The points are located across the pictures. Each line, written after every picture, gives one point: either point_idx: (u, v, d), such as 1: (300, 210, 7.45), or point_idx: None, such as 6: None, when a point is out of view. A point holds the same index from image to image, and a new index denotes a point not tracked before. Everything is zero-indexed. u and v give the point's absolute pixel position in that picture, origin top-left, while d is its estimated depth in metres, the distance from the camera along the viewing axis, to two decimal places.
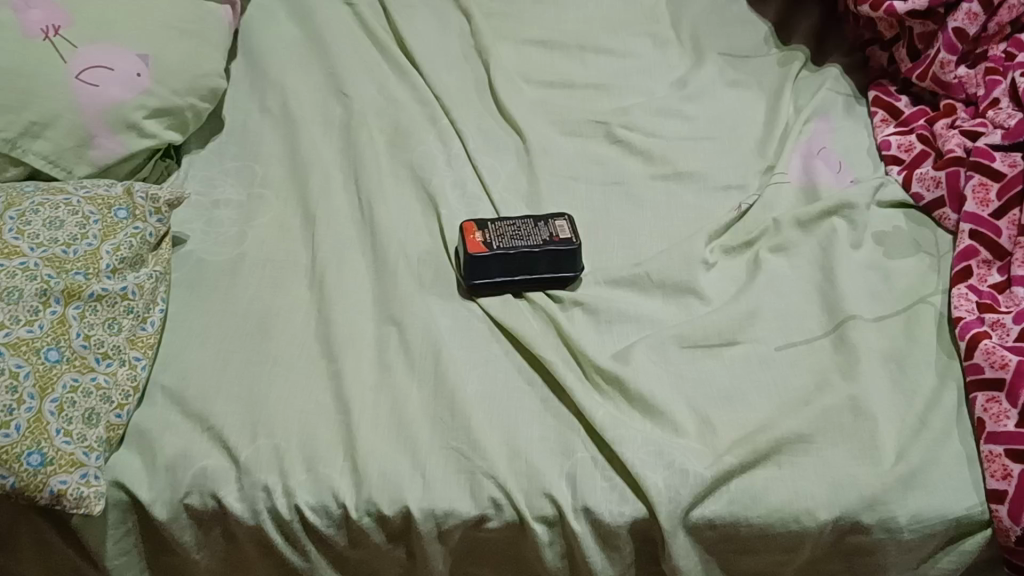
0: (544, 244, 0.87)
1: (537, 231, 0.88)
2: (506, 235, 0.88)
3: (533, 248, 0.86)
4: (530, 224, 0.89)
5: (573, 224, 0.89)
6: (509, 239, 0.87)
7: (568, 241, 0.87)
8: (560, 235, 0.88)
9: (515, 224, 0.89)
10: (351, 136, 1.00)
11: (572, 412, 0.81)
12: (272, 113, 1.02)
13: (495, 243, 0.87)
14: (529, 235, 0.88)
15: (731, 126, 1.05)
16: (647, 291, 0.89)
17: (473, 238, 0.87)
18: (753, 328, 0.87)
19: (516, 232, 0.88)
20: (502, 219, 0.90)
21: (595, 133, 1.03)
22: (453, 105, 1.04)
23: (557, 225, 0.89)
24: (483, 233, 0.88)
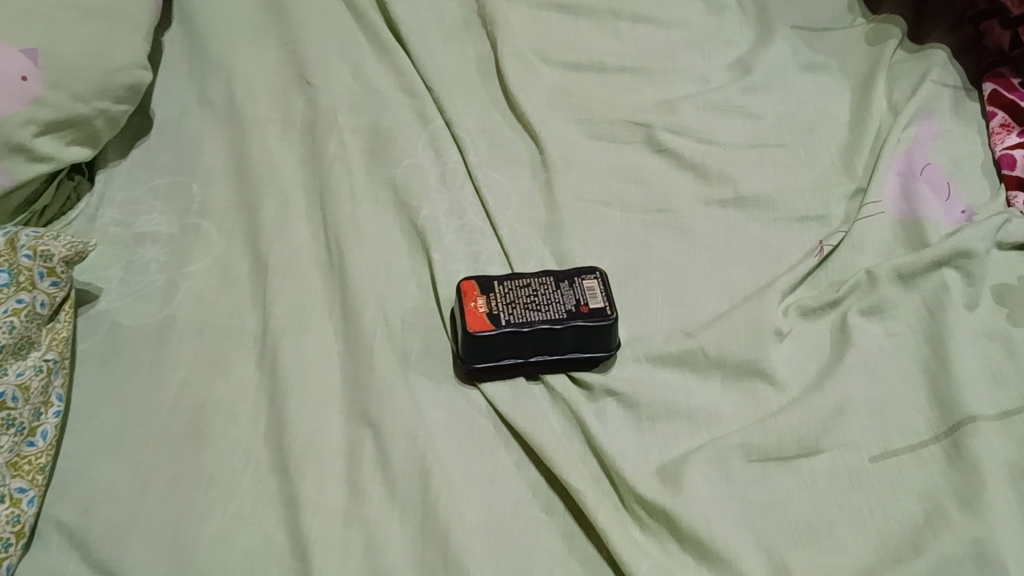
0: (569, 318, 0.65)
1: (560, 297, 0.67)
2: (518, 303, 0.66)
3: (554, 325, 0.65)
4: (551, 285, 0.68)
5: (607, 286, 0.68)
6: (523, 312, 0.66)
7: (601, 314, 0.66)
8: (590, 304, 0.66)
9: (531, 287, 0.67)
10: (317, 142, 0.77)
11: (604, 556, 0.60)
12: (216, 108, 0.80)
13: (503, 317, 0.65)
14: (549, 303, 0.67)
15: (807, 128, 0.82)
16: (702, 373, 0.68)
17: (475, 308, 0.66)
18: (841, 430, 0.66)
19: (532, 299, 0.67)
20: (514, 276, 0.68)
21: (633, 137, 0.80)
22: (451, 99, 0.81)
23: (587, 288, 0.67)
24: (487, 299, 0.66)
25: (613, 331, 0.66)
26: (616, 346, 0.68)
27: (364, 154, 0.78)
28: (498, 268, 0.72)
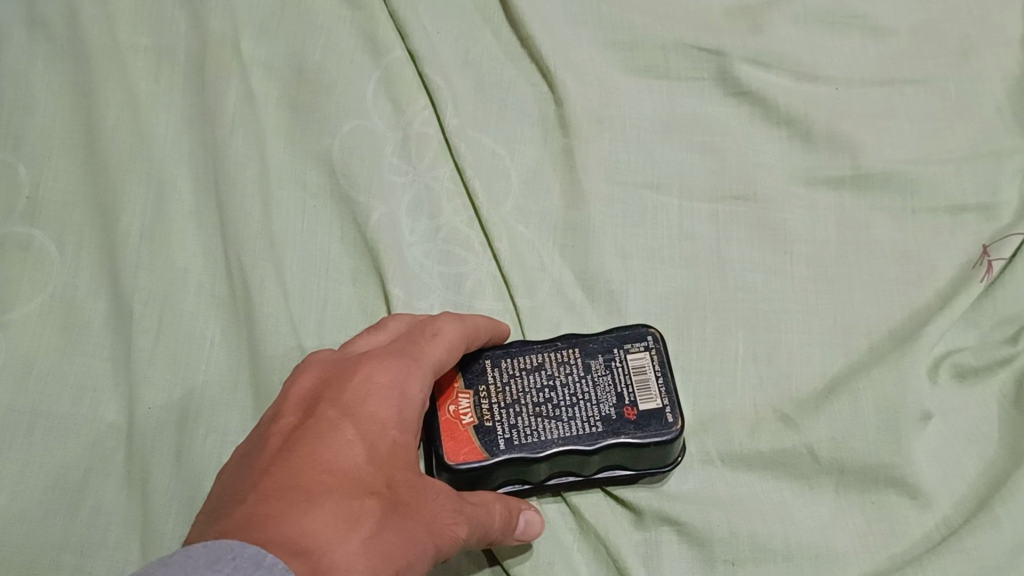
0: (606, 435, 0.41)
1: (592, 391, 0.42)
2: (525, 402, 0.42)
3: (583, 447, 0.41)
4: (577, 368, 0.43)
5: (667, 364, 0.43)
6: (534, 422, 0.42)
7: (657, 424, 0.42)
8: (640, 404, 0.42)
9: (545, 371, 0.43)
10: (208, 94, 0.50)
11: None
12: (53, 34, 0.52)
13: (500, 433, 0.41)
14: (575, 403, 0.42)
15: (958, 52, 0.54)
16: (808, 482, 0.44)
17: (455, 417, 0.42)
18: None
19: (547, 395, 0.42)
20: (518, 352, 0.44)
21: (697, 71, 0.53)
22: (418, 12, 0.53)
23: (634, 372, 0.43)
24: (475, 398, 0.42)
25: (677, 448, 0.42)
26: (679, 451, 0.44)
27: (285, 110, 0.51)
28: (492, 303, 0.47)
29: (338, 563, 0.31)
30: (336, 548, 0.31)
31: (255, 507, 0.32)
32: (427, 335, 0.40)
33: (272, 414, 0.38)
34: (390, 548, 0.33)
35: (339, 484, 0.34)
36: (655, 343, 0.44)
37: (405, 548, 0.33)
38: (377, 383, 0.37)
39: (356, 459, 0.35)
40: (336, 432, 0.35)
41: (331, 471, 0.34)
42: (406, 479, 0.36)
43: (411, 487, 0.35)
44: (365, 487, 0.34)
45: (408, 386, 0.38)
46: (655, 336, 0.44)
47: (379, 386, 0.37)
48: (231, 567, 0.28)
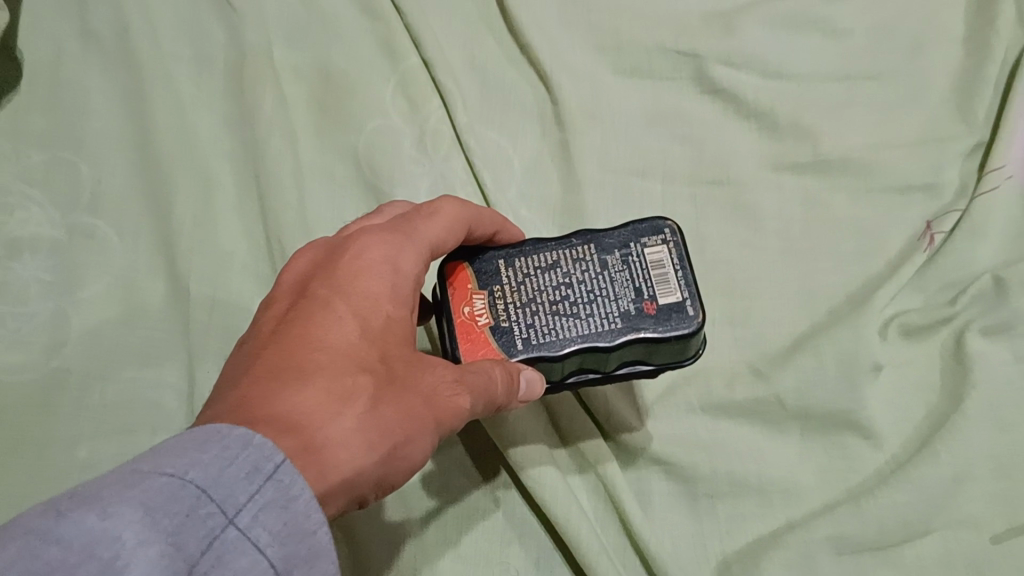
0: (625, 330, 0.45)
1: (609, 288, 0.46)
2: (542, 300, 0.46)
3: (603, 342, 0.45)
4: (594, 266, 0.47)
5: (684, 256, 0.47)
6: (552, 320, 0.46)
7: (676, 316, 0.45)
8: (659, 299, 0.46)
9: (562, 271, 0.47)
10: (245, 98, 0.57)
11: None
12: (105, 46, 0.58)
13: (519, 331, 0.45)
14: (593, 299, 0.46)
15: (910, 49, 0.60)
16: (778, 427, 0.52)
17: (473, 319, 0.46)
18: (958, 504, 0.50)
19: (564, 294, 0.46)
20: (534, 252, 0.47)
21: (677, 71, 0.59)
22: (429, 23, 0.59)
23: (652, 268, 0.47)
24: (491, 298, 0.46)
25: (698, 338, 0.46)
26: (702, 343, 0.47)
27: (313, 110, 0.58)
28: None
29: (331, 440, 0.35)
30: (329, 425, 0.35)
31: (248, 392, 0.36)
32: (416, 224, 0.44)
33: (273, 300, 0.42)
34: (383, 424, 0.37)
35: (332, 361, 0.38)
36: (672, 235, 0.48)
37: (398, 425, 0.38)
38: (370, 261, 0.42)
39: (350, 335, 0.39)
40: (329, 310, 0.39)
41: (324, 348, 0.38)
42: (398, 354, 0.40)
43: (404, 362, 0.40)
44: (357, 363, 0.38)
45: (399, 265, 0.42)
46: (671, 226, 0.47)
47: (372, 265, 0.42)
48: (224, 453, 0.31)
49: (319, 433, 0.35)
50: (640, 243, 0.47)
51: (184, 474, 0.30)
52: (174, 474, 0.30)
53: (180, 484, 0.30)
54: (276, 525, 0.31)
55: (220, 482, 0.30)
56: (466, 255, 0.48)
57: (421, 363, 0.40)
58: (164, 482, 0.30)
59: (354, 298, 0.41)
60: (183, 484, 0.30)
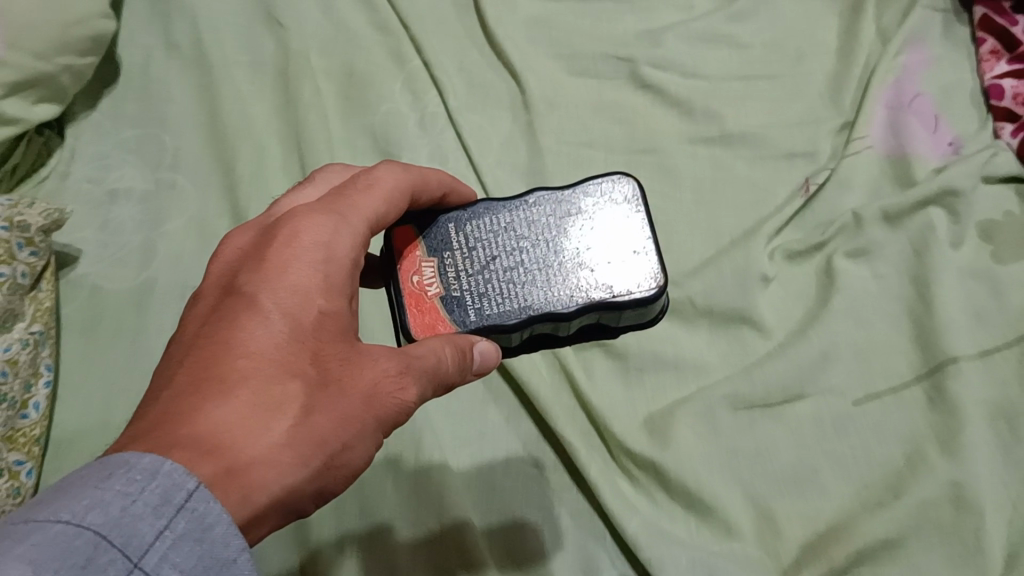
0: (585, 292, 0.56)
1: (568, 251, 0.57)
2: (498, 273, 0.56)
3: (564, 298, 0.56)
4: (551, 232, 0.58)
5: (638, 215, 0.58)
6: (510, 282, 0.56)
7: (636, 274, 0.57)
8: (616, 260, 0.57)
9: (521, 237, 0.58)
10: (289, 89, 0.75)
11: (594, 508, 0.63)
12: (182, 53, 0.77)
13: (471, 301, 0.56)
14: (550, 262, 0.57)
15: (795, 57, 0.79)
16: (690, 321, 0.69)
17: (430, 287, 0.56)
18: (825, 376, 0.67)
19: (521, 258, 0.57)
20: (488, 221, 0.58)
21: (616, 74, 0.78)
22: (428, 36, 0.78)
23: (611, 230, 0.58)
24: (445, 272, 0.56)
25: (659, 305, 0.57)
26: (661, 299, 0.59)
27: (340, 99, 0.76)
28: None
29: (253, 458, 0.41)
30: (250, 440, 0.41)
31: (173, 408, 0.42)
32: (348, 206, 0.49)
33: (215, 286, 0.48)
34: (318, 437, 0.43)
35: (257, 371, 0.43)
36: (630, 196, 0.59)
37: (327, 427, 0.43)
38: (301, 257, 0.46)
39: (275, 337, 0.44)
40: (257, 314, 0.44)
41: (248, 356, 0.43)
42: (331, 347, 0.45)
43: (339, 360, 0.45)
44: (286, 371, 0.43)
45: (333, 255, 0.47)
46: (630, 189, 0.59)
47: (304, 258, 0.46)
48: (134, 488, 0.38)
49: (240, 451, 0.41)
50: (598, 207, 0.59)
51: (82, 520, 0.37)
52: (71, 522, 0.37)
53: (80, 530, 0.37)
54: (180, 558, 0.38)
55: (126, 517, 0.37)
56: (419, 225, 0.58)
57: (356, 355, 0.45)
58: (61, 528, 0.36)
59: (283, 292, 0.45)
60: (79, 530, 0.36)
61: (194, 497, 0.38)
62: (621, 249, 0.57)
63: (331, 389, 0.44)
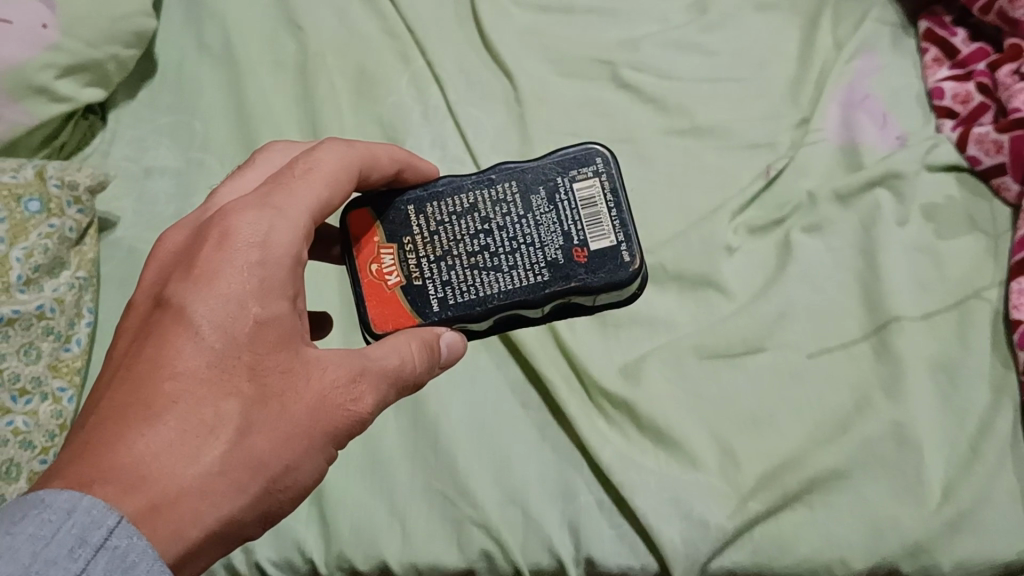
0: (554, 275, 0.63)
1: (536, 235, 0.64)
2: (462, 260, 0.64)
3: (532, 282, 0.63)
4: (518, 216, 0.64)
5: (607, 193, 0.65)
6: (475, 268, 0.64)
7: (604, 258, 0.64)
8: (586, 245, 0.64)
9: (488, 221, 0.64)
10: (307, 83, 0.84)
11: (574, 442, 0.71)
12: (211, 51, 0.86)
13: (436, 290, 0.63)
14: (517, 248, 0.64)
15: (760, 63, 0.88)
16: (661, 284, 0.77)
17: (389, 280, 0.64)
18: (783, 333, 0.75)
19: (487, 245, 0.64)
20: (453, 206, 0.65)
21: (598, 75, 0.88)
22: (431, 38, 0.87)
23: (581, 213, 0.64)
24: (407, 262, 0.64)
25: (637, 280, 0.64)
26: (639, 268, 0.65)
27: (352, 92, 0.85)
28: None
29: (185, 486, 0.48)
30: (180, 469, 0.48)
31: (104, 437, 0.48)
32: (284, 199, 0.55)
33: (150, 297, 0.54)
34: (257, 458, 0.50)
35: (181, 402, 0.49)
36: (602, 171, 0.65)
37: (259, 447, 0.51)
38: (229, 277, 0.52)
39: (201, 365, 0.50)
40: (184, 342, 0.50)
41: (176, 384, 0.49)
42: (265, 368, 0.52)
43: (276, 380, 0.52)
44: (218, 399, 0.50)
45: (265, 271, 0.53)
46: (598, 170, 0.65)
47: (231, 279, 0.52)
48: (52, 529, 0.44)
49: (172, 478, 0.47)
50: (568, 188, 0.65)
51: None
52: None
53: None
54: None
55: (40, 562, 0.43)
56: (375, 213, 0.65)
57: (288, 373, 0.52)
58: None
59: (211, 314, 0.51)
60: None
61: (114, 535, 0.44)
62: (594, 225, 0.64)
63: (263, 410, 0.51)
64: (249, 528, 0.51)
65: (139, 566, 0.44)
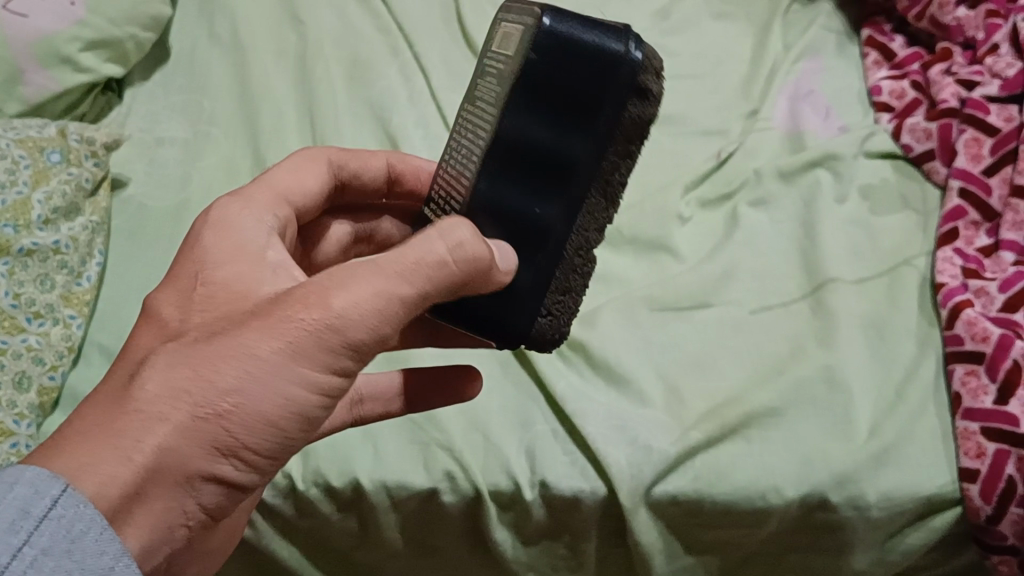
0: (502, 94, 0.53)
1: (487, 99, 0.55)
2: (459, 181, 0.57)
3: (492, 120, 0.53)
4: (476, 108, 0.57)
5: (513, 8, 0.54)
6: (464, 168, 0.57)
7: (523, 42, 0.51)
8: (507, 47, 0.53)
9: (465, 139, 0.58)
10: (305, 68, 0.93)
11: (534, 381, 0.78)
12: (221, 41, 0.96)
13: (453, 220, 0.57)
14: (480, 125, 0.56)
15: (715, 62, 0.98)
16: (617, 247, 0.86)
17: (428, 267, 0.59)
18: (727, 290, 0.82)
19: (468, 149, 0.57)
20: (447, 161, 0.61)
21: None
22: (418, 34, 0.96)
23: (501, 41, 0.55)
24: None
25: (589, 40, 0.50)
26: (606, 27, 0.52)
27: (344, 77, 0.93)
28: None
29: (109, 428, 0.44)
30: (110, 412, 0.45)
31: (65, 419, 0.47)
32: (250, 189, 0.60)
33: None
34: (181, 381, 0.44)
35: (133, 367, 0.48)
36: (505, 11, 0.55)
37: (199, 367, 0.45)
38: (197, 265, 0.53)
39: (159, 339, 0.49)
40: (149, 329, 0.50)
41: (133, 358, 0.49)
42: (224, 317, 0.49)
43: (233, 318, 0.47)
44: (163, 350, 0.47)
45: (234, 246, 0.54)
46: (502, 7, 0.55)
47: (201, 265, 0.53)
48: None
49: (103, 424, 0.44)
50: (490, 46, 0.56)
51: None
52: None
53: None
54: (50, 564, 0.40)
55: None
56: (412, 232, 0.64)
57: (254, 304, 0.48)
58: None
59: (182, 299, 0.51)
60: None
61: (59, 504, 0.42)
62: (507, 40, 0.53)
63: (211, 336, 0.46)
64: (254, 460, 0.46)
65: (89, 534, 0.42)
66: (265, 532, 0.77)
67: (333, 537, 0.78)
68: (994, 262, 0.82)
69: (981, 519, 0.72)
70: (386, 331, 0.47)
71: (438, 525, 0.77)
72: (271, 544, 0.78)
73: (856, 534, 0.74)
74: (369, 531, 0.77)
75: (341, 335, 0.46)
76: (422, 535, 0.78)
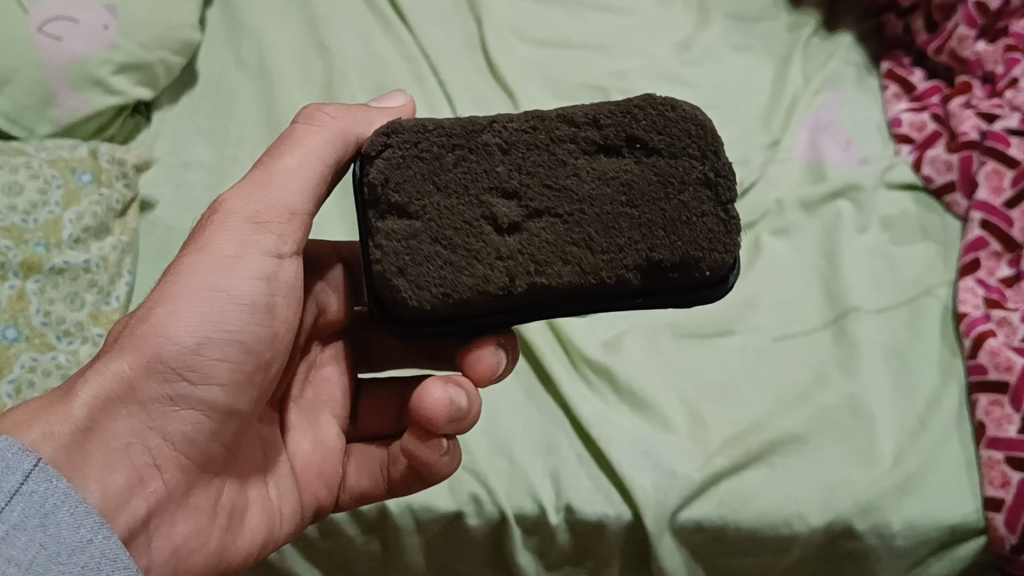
0: None
1: None
2: None
3: None
4: None
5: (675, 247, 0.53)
6: None
7: None
8: None
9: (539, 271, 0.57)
10: (330, 95, 0.94)
11: (559, 405, 0.78)
12: (247, 66, 0.97)
13: None
14: None
15: (736, 92, 0.98)
16: None
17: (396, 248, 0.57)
18: (751, 318, 0.83)
19: None
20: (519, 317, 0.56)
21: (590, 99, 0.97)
22: (443, 62, 0.98)
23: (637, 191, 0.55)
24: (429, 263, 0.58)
25: None
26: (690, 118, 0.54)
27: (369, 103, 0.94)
28: None
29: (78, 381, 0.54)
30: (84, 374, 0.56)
31: None
32: None
33: None
34: (127, 324, 0.56)
35: None
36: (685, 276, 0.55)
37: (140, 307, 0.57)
38: None
39: None
40: None
41: None
42: None
43: None
44: None
45: None
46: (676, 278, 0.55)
47: None
48: None
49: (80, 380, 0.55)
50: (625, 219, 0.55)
51: None
52: None
53: None
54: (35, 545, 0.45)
55: None
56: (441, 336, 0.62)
57: None
58: None
59: None
60: None
61: (31, 479, 0.46)
62: None
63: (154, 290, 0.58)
64: (207, 361, 0.55)
65: (61, 509, 0.47)
66: (287, 553, 0.77)
67: (354, 559, 0.78)
68: (1016, 293, 0.83)
69: (1006, 550, 0.72)
70: (288, 199, 0.59)
71: (462, 548, 0.77)
72: (292, 566, 0.78)
73: (880, 562, 0.74)
74: (392, 553, 0.77)
75: (249, 218, 0.58)
76: (445, 559, 0.78)
